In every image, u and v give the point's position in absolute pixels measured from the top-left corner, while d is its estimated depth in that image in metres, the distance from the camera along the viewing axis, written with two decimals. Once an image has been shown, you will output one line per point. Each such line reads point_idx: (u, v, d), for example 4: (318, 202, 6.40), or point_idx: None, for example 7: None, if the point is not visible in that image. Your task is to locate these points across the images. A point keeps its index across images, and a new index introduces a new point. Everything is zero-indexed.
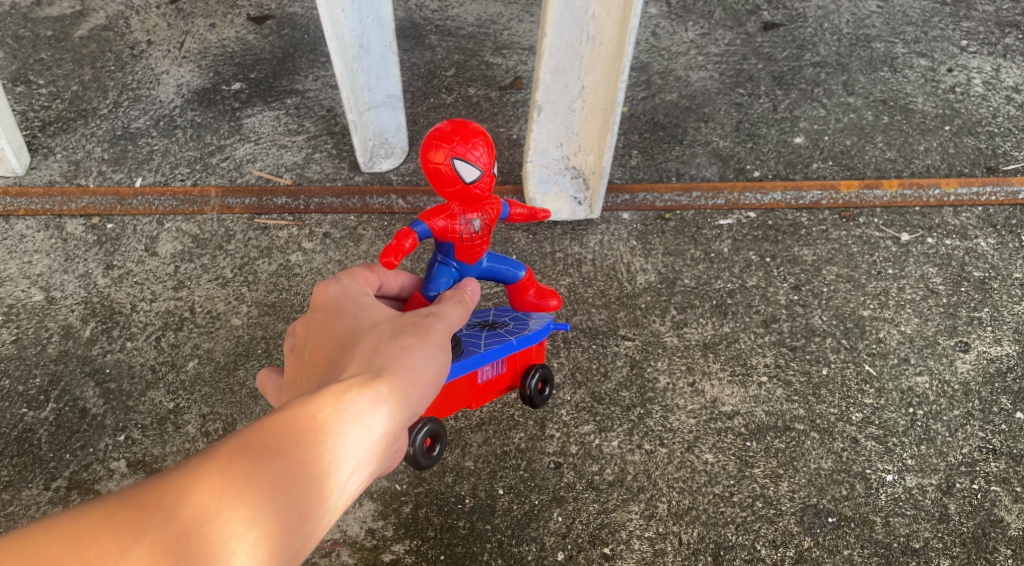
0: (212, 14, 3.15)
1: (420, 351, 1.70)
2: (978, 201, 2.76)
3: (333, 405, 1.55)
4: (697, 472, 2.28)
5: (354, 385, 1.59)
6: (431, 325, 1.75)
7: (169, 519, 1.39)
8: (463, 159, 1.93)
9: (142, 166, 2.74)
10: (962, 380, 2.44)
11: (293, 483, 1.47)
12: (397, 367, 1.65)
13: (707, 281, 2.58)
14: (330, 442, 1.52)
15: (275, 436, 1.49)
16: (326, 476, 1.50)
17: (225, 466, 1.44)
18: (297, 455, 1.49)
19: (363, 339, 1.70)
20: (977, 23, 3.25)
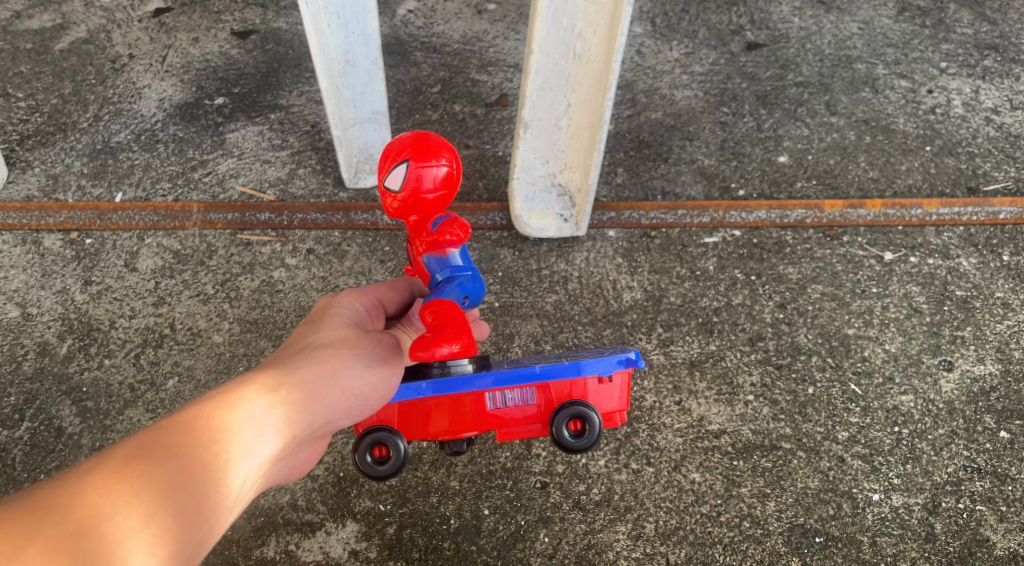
0: (194, 28, 3.11)
1: (346, 362, 1.83)
2: (960, 221, 2.76)
3: (237, 410, 1.70)
4: (684, 492, 2.27)
5: (264, 391, 1.74)
6: (363, 338, 1.89)
7: (67, 518, 1.52)
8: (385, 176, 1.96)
9: (122, 181, 2.70)
10: (946, 399, 2.44)
11: (189, 482, 1.61)
12: (310, 376, 1.80)
13: (692, 299, 2.57)
14: (229, 446, 1.67)
15: (175, 438, 1.64)
16: (223, 476, 1.65)
17: (123, 467, 1.58)
18: (193, 455, 1.63)
19: (296, 348, 1.85)
20: (957, 45, 3.27)
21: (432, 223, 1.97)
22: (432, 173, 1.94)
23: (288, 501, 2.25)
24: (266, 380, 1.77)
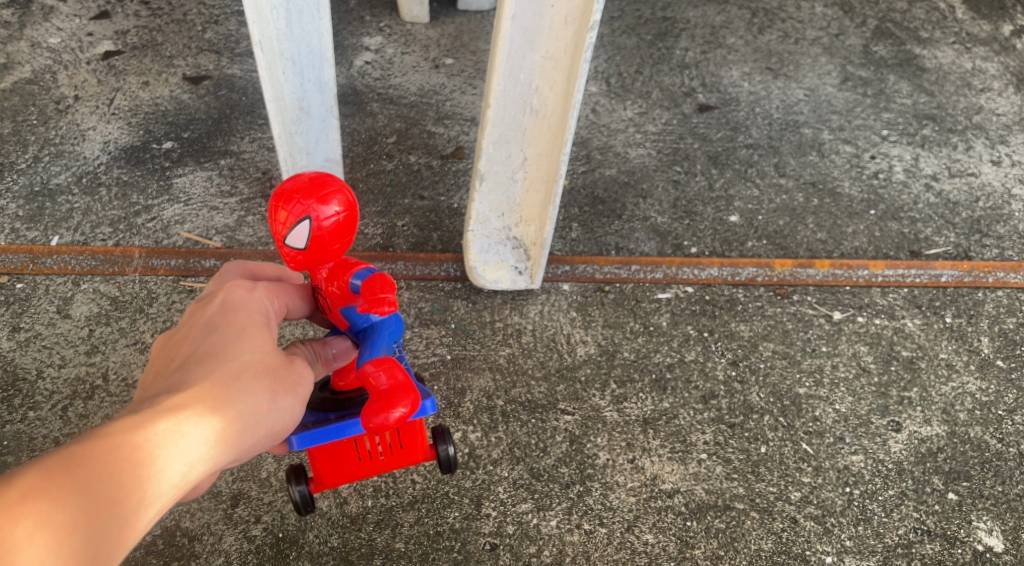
0: (145, 72, 3.06)
1: (273, 394, 1.67)
2: (904, 282, 2.81)
3: (157, 437, 1.53)
4: (637, 553, 2.21)
5: (188, 416, 1.56)
6: (291, 369, 1.71)
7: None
8: (284, 232, 1.81)
9: (60, 224, 2.61)
10: (895, 459, 2.44)
11: (94, 523, 1.44)
12: (243, 409, 1.63)
13: (646, 354, 2.55)
14: (144, 480, 1.50)
15: (89, 468, 1.46)
16: (133, 514, 1.48)
17: (25, 501, 1.40)
18: (105, 494, 1.46)
19: (223, 363, 1.64)
20: (896, 114, 3.37)
21: (350, 271, 1.86)
22: (344, 215, 1.83)
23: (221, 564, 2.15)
24: (188, 402, 1.58)
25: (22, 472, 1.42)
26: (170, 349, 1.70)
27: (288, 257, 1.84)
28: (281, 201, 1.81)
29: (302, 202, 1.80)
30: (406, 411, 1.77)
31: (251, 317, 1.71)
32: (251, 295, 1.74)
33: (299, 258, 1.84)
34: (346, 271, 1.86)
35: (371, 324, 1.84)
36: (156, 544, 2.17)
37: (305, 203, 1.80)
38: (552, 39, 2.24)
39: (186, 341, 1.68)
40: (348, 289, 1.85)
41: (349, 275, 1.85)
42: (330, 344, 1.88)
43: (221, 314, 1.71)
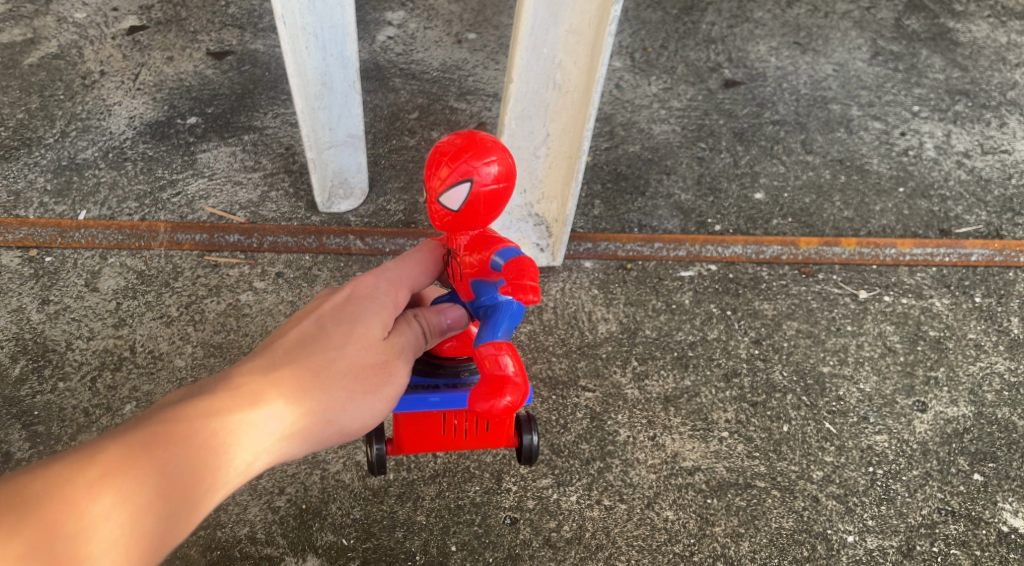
0: (169, 47, 3.08)
1: (359, 395, 1.72)
2: (933, 261, 2.78)
3: (236, 426, 1.61)
4: (657, 530, 2.21)
5: (270, 408, 1.65)
6: (386, 369, 1.74)
7: (32, 524, 1.44)
8: (441, 190, 1.76)
9: (87, 199, 2.64)
10: (920, 440, 2.42)
11: (168, 504, 1.53)
12: (322, 406, 1.69)
13: (668, 333, 2.54)
14: (219, 467, 1.59)
15: (171, 451, 1.55)
16: (203, 498, 1.58)
17: (109, 476, 1.50)
18: (183, 477, 1.55)
19: (319, 358, 1.70)
20: (928, 90, 3.31)
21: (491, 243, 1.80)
22: (498, 184, 1.77)
23: (247, 534, 2.16)
24: (276, 394, 1.66)
25: (110, 446, 1.52)
26: (284, 328, 1.78)
27: (436, 214, 1.79)
28: (446, 157, 1.76)
29: (473, 163, 1.74)
30: (513, 402, 1.74)
31: (363, 310, 1.75)
32: (371, 287, 1.78)
33: (446, 219, 1.79)
34: (487, 244, 1.81)
35: (499, 302, 1.79)
36: None
37: (468, 163, 1.75)
38: (575, 13, 2.23)
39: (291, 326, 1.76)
40: (485, 263, 1.80)
41: (492, 249, 1.79)
42: (445, 315, 1.84)
43: (337, 304, 1.76)
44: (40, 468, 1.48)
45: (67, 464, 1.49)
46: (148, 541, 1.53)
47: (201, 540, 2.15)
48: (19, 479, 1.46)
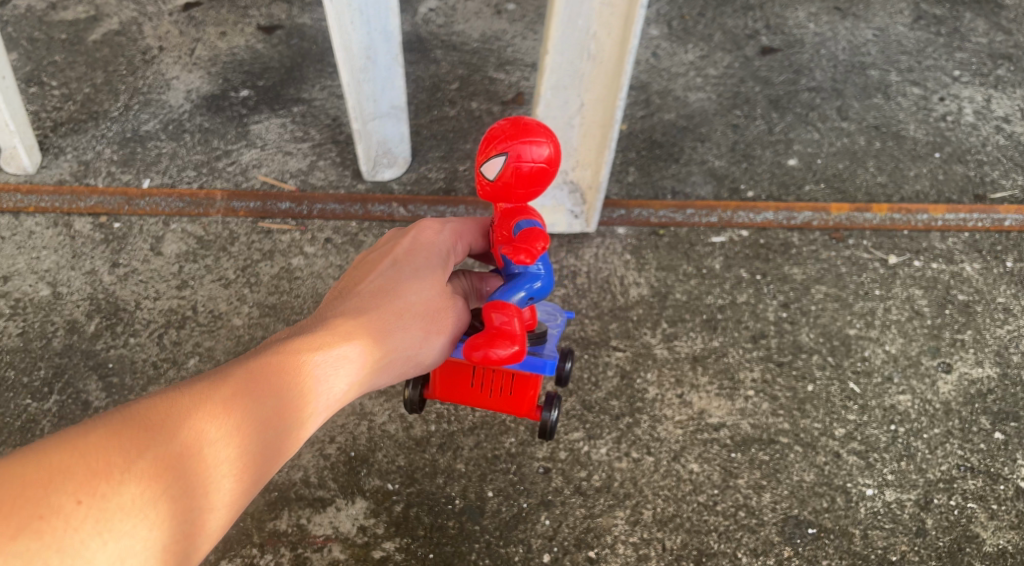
0: (222, 22, 3.22)
1: (432, 332, 1.87)
2: (965, 226, 2.82)
3: (327, 359, 1.75)
4: (682, 481, 2.33)
5: (356, 344, 1.79)
6: (452, 308, 1.90)
7: (164, 447, 1.54)
8: (482, 163, 1.92)
9: (150, 168, 2.80)
10: (943, 400, 2.50)
11: (275, 426, 1.66)
12: (400, 343, 1.83)
13: (698, 296, 2.64)
14: (314, 397, 1.72)
15: (269, 384, 1.67)
16: (301, 423, 1.71)
17: (225, 403, 1.62)
18: (282, 408, 1.67)
19: (395, 299, 1.85)
20: (970, 54, 3.32)
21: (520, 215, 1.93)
22: (532, 166, 1.89)
23: (301, 478, 2.32)
24: (360, 332, 1.80)
25: (219, 379, 1.64)
26: (359, 275, 1.92)
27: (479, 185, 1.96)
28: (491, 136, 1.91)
29: (508, 144, 1.88)
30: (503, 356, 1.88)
31: (431, 256, 1.91)
32: (434, 238, 1.93)
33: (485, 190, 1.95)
34: (518, 215, 1.94)
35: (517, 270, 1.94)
36: None
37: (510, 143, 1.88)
38: None
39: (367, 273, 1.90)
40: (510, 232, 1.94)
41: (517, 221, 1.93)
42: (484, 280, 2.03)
43: (406, 251, 1.91)
44: (158, 400, 1.58)
45: (182, 396, 1.60)
46: (260, 463, 1.64)
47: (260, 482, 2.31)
48: (140, 410, 1.57)
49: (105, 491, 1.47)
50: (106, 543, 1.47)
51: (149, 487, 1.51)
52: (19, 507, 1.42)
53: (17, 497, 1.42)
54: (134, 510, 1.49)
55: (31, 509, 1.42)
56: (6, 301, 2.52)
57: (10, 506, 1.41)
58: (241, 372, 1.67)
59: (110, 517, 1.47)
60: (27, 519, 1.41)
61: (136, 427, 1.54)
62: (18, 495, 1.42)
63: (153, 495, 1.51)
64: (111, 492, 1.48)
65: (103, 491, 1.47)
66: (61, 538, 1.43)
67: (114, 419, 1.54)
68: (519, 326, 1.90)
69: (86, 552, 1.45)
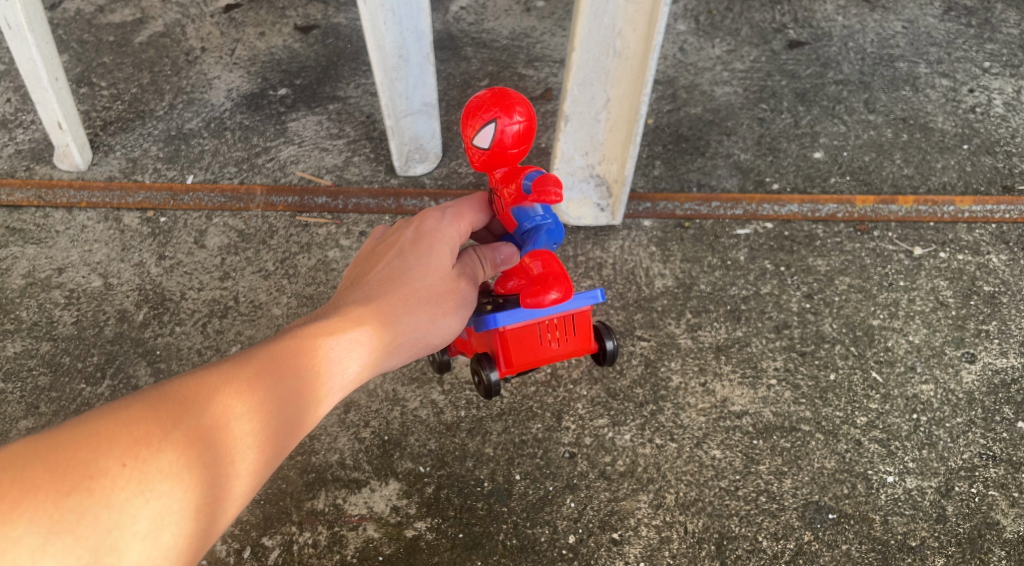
0: (261, 23, 3.33)
1: (439, 316, 1.97)
2: (992, 218, 2.84)
3: (341, 342, 1.84)
4: (705, 466, 2.40)
5: (367, 329, 1.88)
6: (457, 294, 1.99)
7: (198, 416, 1.61)
8: (471, 136, 2.04)
9: (194, 165, 2.92)
10: (966, 389, 2.53)
11: (294, 403, 1.74)
12: (409, 326, 1.93)
13: (722, 287, 2.70)
14: (328, 376, 1.81)
15: (289, 363, 1.76)
16: (316, 403, 1.79)
17: (249, 379, 1.70)
18: (299, 384, 1.76)
19: (404, 285, 1.94)
20: (1001, 46, 3.33)
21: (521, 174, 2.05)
22: (514, 124, 2.03)
23: (337, 460, 2.42)
24: (370, 317, 1.90)
25: (241, 359, 1.72)
26: (367, 264, 2.01)
27: (473, 159, 2.08)
28: (470, 111, 2.04)
29: (489, 111, 2.01)
30: (559, 296, 1.97)
31: (435, 243, 1.99)
32: (438, 225, 2.00)
33: (481, 162, 2.07)
34: (517, 175, 2.06)
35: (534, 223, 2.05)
36: None
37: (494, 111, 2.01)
38: None
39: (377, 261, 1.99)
40: (518, 191, 2.05)
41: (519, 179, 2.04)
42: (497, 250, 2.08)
43: (411, 240, 1.99)
44: (188, 376, 1.66)
45: (210, 372, 1.68)
46: (280, 437, 1.72)
47: (299, 463, 2.42)
48: (172, 384, 1.64)
49: (147, 455, 1.55)
50: (149, 501, 1.54)
51: (184, 454, 1.58)
52: (70, 467, 1.49)
53: (66, 457, 1.49)
54: (172, 474, 1.56)
55: (82, 468, 1.49)
56: (60, 292, 2.65)
57: (61, 465, 1.48)
58: (262, 353, 1.75)
59: (150, 480, 1.54)
60: (79, 477, 1.49)
61: (169, 398, 1.61)
62: (68, 455, 1.49)
63: (189, 460, 1.58)
64: (150, 458, 1.55)
65: (145, 454, 1.55)
66: (108, 497, 1.50)
67: (149, 392, 1.61)
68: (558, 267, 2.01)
69: (130, 511, 1.52)
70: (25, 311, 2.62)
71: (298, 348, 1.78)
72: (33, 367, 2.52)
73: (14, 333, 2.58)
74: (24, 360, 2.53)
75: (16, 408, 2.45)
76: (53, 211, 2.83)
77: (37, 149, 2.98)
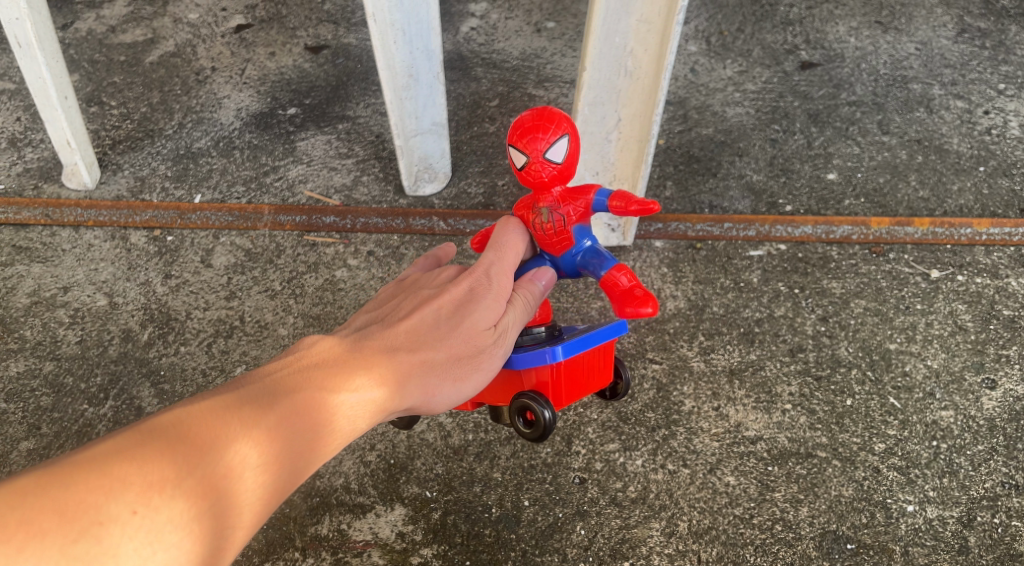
0: (272, 43, 3.34)
1: (462, 378, 1.84)
2: (1011, 241, 2.79)
3: (361, 393, 1.73)
4: (718, 493, 2.35)
5: (389, 380, 1.77)
6: (487, 353, 1.86)
7: (214, 464, 1.52)
8: (543, 150, 1.98)
9: (202, 184, 2.90)
10: (987, 416, 2.47)
11: (308, 457, 1.64)
12: (434, 380, 1.81)
13: (735, 309, 2.66)
14: (345, 429, 1.70)
15: (310, 415, 1.65)
16: (328, 454, 1.69)
17: (268, 430, 1.59)
18: (317, 437, 1.65)
19: (436, 337, 1.83)
20: (1016, 67, 3.30)
21: (586, 191, 2.05)
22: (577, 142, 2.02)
23: (342, 484, 2.39)
24: (395, 369, 1.78)
25: (264, 407, 1.61)
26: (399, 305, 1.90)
27: (536, 176, 2.00)
28: (538, 125, 1.98)
29: (560, 126, 1.98)
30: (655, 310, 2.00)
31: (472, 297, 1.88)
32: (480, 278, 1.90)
33: (544, 179, 2.00)
34: (582, 192, 2.06)
35: (593, 243, 2.07)
36: None
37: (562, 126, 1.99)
38: (646, 4, 2.35)
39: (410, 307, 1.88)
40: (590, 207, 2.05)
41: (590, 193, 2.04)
42: (540, 278, 1.98)
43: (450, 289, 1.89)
44: (206, 419, 1.56)
45: (229, 416, 1.57)
46: (288, 489, 1.63)
47: (303, 487, 2.38)
48: (188, 426, 1.54)
49: (159, 502, 1.45)
50: (156, 551, 1.45)
51: (196, 504, 1.49)
52: (80, 511, 1.40)
53: (76, 501, 1.40)
54: (183, 524, 1.47)
55: (93, 513, 1.40)
56: (65, 311, 2.63)
57: (71, 510, 1.39)
58: (283, 401, 1.64)
59: (159, 529, 1.45)
60: (88, 523, 1.40)
61: (186, 442, 1.52)
62: (79, 499, 1.40)
63: (201, 511, 1.49)
64: (161, 505, 1.46)
65: (157, 502, 1.45)
66: (117, 546, 1.41)
67: (165, 433, 1.52)
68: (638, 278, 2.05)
69: (136, 561, 1.43)
70: (29, 330, 2.60)
71: (320, 400, 1.68)
72: (36, 387, 2.49)
73: (18, 352, 2.56)
74: (27, 380, 2.51)
75: (17, 428, 2.42)
76: (60, 230, 2.81)
77: (45, 168, 2.97)
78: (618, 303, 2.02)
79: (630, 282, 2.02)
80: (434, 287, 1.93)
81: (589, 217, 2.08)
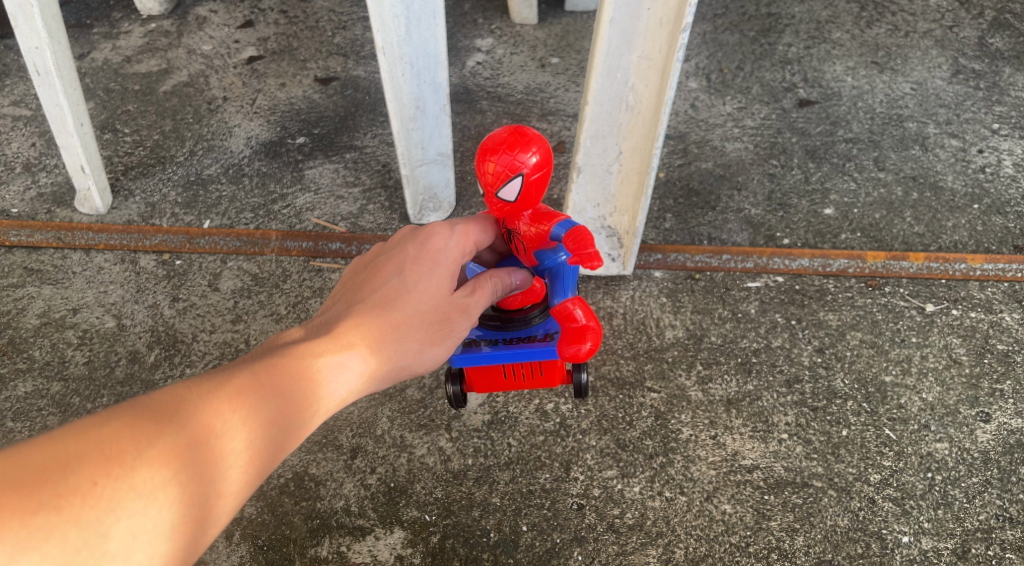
0: (282, 75, 3.42)
1: (430, 343, 1.92)
2: (1004, 276, 2.83)
3: (326, 358, 1.78)
4: (715, 521, 2.38)
5: (357, 348, 1.82)
6: (453, 322, 1.95)
7: (181, 430, 1.57)
8: (499, 181, 2.03)
9: (211, 210, 2.96)
10: (981, 449, 2.50)
11: (281, 423, 1.69)
12: (396, 353, 1.87)
13: (733, 339, 2.70)
14: (319, 397, 1.75)
15: (277, 379, 1.71)
16: (304, 421, 1.73)
17: (233, 397, 1.65)
18: (289, 402, 1.70)
19: (399, 310, 1.89)
20: (1009, 108, 3.37)
21: (548, 219, 2.08)
22: (543, 168, 2.04)
23: (342, 506, 2.41)
24: (365, 341, 1.84)
25: (229, 375, 1.67)
26: (366, 274, 1.95)
27: (494, 205, 2.07)
28: (500, 148, 2.03)
29: (523, 154, 2.02)
30: (591, 348, 2.07)
31: (436, 266, 1.93)
32: (443, 245, 1.95)
33: (504, 208, 2.07)
34: (546, 218, 2.08)
35: (561, 264, 2.09)
36: (288, 485, 2.45)
37: (516, 156, 2.02)
38: (648, 41, 2.41)
39: (379, 277, 1.93)
40: (547, 235, 2.08)
41: (551, 223, 2.07)
42: (513, 275, 2.07)
43: (415, 256, 1.93)
44: (171, 390, 1.62)
45: (195, 388, 1.64)
46: (265, 456, 1.67)
47: (303, 509, 2.41)
48: (154, 398, 1.60)
49: (120, 473, 1.50)
50: (120, 521, 1.49)
51: (159, 471, 1.53)
52: (37, 487, 1.44)
53: (34, 476, 1.45)
54: (146, 493, 1.52)
55: (52, 487, 1.45)
56: (74, 332, 2.68)
57: (28, 486, 1.44)
58: (245, 371, 1.69)
59: (121, 498, 1.50)
60: (46, 496, 1.44)
61: (152, 412, 1.58)
62: (38, 475, 1.45)
63: (167, 478, 1.54)
64: (124, 476, 1.50)
65: (117, 473, 1.50)
66: (78, 516, 1.46)
67: (124, 410, 1.56)
68: (585, 314, 2.08)
69: (101, 530, 1.48)
70: (38, 350, 2.64)
71: (286, 365, 1.73)
72: (43, 407, 2.53)
73: (26, 373, 2.60)
74: (34, 400, 2.54)
75: None
76: (70, 253, 2.86)
77: (59, 193, 3.03)
78: (563, 335, 2.10)
79: (584, 316, 2.08)
80: (397, 244, 1.98)
81: (557, 240, 2.10)
